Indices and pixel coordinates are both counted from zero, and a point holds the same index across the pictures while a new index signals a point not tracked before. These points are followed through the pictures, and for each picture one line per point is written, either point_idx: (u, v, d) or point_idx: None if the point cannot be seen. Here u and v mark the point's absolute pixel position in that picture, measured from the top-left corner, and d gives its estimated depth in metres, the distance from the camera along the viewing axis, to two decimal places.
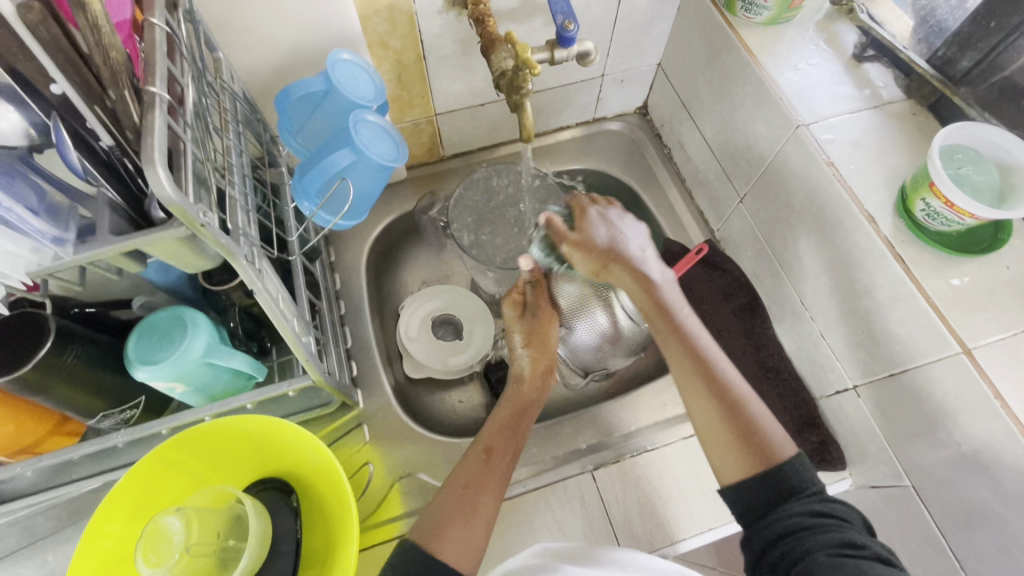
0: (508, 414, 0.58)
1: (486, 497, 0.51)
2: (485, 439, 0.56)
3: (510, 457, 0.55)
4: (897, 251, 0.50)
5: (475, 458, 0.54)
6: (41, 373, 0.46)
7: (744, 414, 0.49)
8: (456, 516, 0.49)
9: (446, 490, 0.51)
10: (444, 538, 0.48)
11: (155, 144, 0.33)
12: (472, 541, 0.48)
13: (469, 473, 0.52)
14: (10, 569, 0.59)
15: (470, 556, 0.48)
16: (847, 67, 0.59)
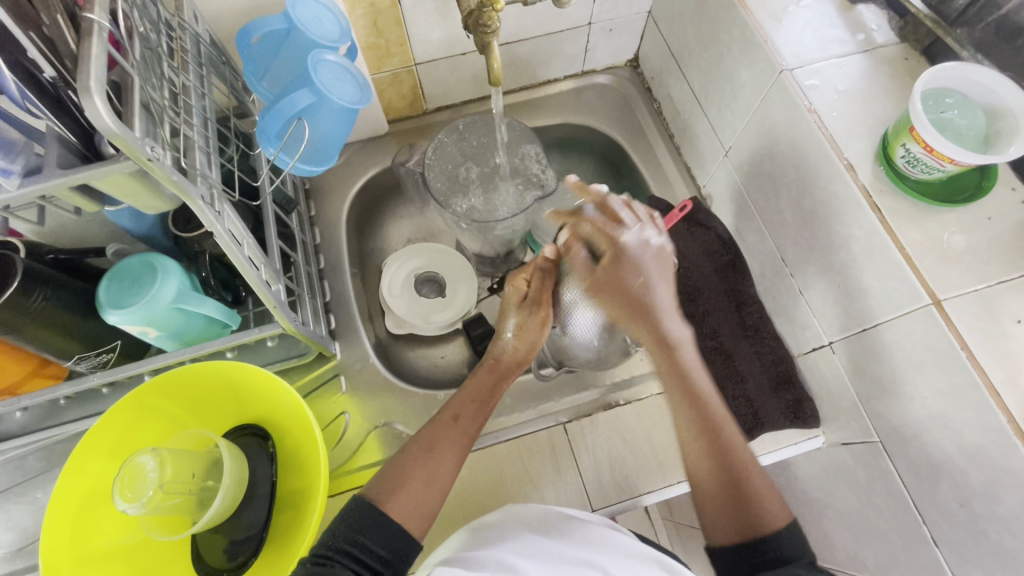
0: (483, 384, 0.59)
1: (444, 460, 0.52)
2: (453, 407, 0.56)
3: (474, 424, 0.56)
4: (875, 200, 0.48)
5: (438, 422, 0.55)
6: (10, 313, 0.46)
7: (743, 477, 0.49)
8: (413, 475, 0.51)
9: (409, 450, 0.53)
10: (398, 496, 0.49)
11: (93, 72, 0.33)
12: (425, 499, 0.50)
13: (433, 438, 0.53)
14: (1, 505, 0.62)
15: (422, 513, 0.50)
16: (839, 9, 0.56)
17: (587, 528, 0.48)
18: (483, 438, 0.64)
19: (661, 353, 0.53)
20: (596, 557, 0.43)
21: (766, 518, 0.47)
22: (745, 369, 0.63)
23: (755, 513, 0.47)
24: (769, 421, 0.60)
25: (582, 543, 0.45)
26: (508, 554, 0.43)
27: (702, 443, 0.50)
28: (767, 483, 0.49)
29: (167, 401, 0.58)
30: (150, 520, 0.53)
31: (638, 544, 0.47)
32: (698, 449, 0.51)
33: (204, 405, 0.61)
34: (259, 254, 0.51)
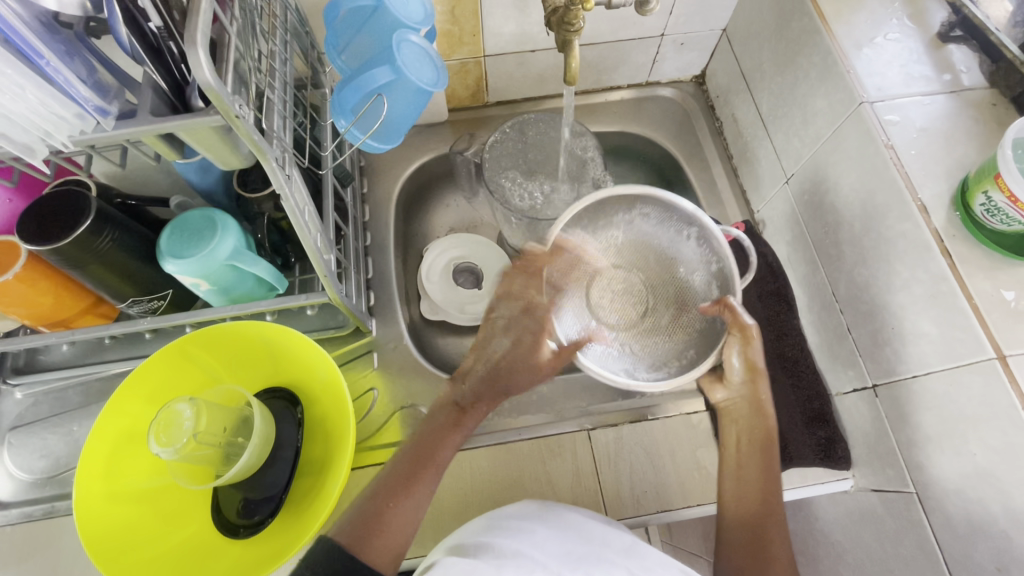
0: (443, 417, 0.52)
1: (413, 496, 0.47)
2: (415, 444, 0.50)
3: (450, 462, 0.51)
4: (945, 245, 0.47)
5: (408, 458, 0.50)
6: (78, 249, 0.48)
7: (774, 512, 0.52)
8: (390, 513, 0.46)
9: (375, 489, 0.48)
10: (376, 537, 0.44)
11: (199, 26, 0.34)
12: (401, 538, 0.45)
13: (394, 478, 0.48)
14: (38, 432, 0.64)
15: (394, 551, 0.45)
16: (928, 46, 0.55)
17: (612, 534, 0.48)
18: (506, 433, 0.64)
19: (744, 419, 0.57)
20: (618, 560, 0.44)
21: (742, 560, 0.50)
22: (778, 401, 0.62)
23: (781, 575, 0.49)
24: (798, 456, 0.59)
25: (603, 548, 0.46)
26: (527, 546, 0.43)
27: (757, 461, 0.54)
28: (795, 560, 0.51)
29: (207, 355, 0.60)
30: (179, 467, 0.54)
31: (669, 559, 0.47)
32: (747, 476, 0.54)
33: (241, 363, 0.62)
34: (317, 222, 0.52)
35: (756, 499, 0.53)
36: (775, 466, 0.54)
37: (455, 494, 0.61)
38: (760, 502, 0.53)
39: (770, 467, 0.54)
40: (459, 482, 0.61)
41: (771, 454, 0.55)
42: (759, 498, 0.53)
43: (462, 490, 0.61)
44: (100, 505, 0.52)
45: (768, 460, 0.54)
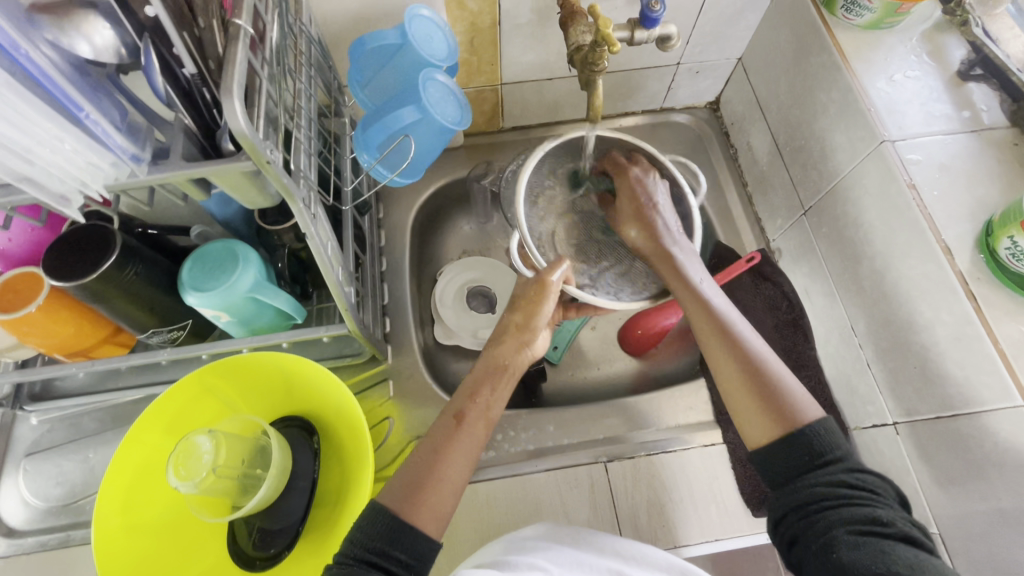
0: (479, 376, 0.53)
1: (452, 465, 0.47)
2: (454, 405, 0.51)
3: (483, 427, 0.50)
4: (970, 287, 0.47)
5: (443, 424, 0.49)
6: (103, 283, 0.48)
7: (770, 378, 0.46)
8: (437, 480, 0.46)
9: (415, 459, 0.48)
10: (420, 503, 0.45)
11: (235, 76, 0.34)
12: (446, 501, 0.46)
13: (436, 438, 0.48)
14: (53, 459, 0.64)
15: (441, 516, 0.45)
16: (948, 84, 0.55)
17: (615, 542, 0.51)
18: (522, 464, 0.64)
19: (693, 305, 0.51)
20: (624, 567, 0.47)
21: (761, 426, 0.45)
22: None
23: (789, 401, 0.44)
24: None
25: (613, 557, 0.49)
26: (544, 560, 0.45)
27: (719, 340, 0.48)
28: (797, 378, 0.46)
29: (224, 384, 0.60)
30: (198, 500, 0.54)
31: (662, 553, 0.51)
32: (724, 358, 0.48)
33: (258, 391, 0.62)
34: (338, 256, 0.52)
35: (741, 387, 0.46)
36: (723, 313, 0.50)
37: (472, 526, 0.60)
38: (740, 363, 0.47)
39: (726, 325, 0.49)
40: (475, 514, 0.61)
41: (723, 322, 0.49)
42: (740, 364, 0.47)
43: (478, 523, 0.60)
44: (119, 536, 0.52)
45: (727, 334, 0.49)
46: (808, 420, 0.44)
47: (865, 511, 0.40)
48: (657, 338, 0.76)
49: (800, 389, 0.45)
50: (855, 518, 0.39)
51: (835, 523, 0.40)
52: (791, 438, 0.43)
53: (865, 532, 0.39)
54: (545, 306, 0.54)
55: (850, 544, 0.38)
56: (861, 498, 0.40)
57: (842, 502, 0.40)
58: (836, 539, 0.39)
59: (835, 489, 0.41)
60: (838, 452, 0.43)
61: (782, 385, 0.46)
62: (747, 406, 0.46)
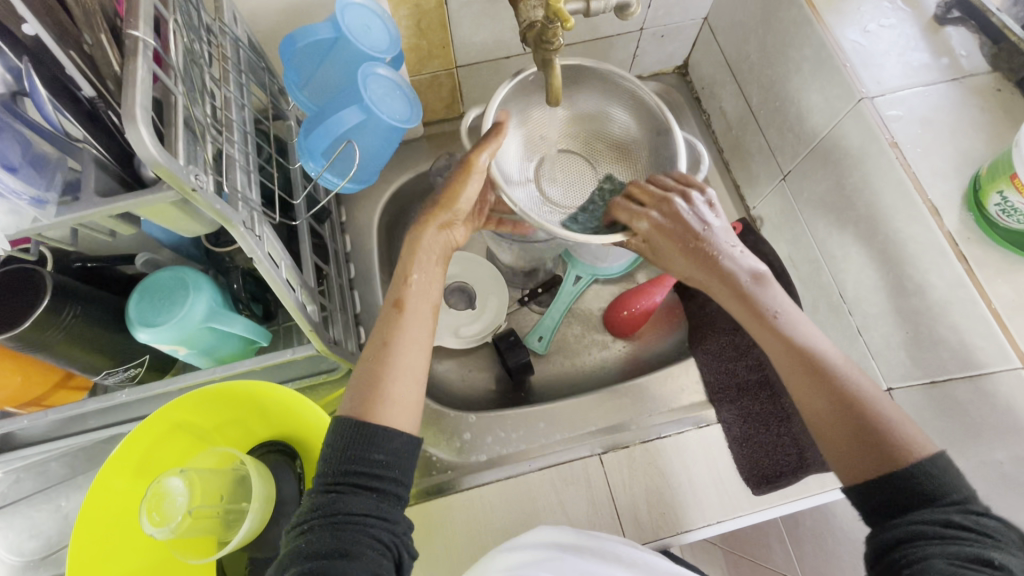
0: (414, 263, 0.49)
1: (406, 352, 0.45)
2: (393, 292, 0.48)
3: (431, 308, 0.48)
4: (961, 248, 0.45)
5: (385, 315, 0.46)
6: (39, 331, 0.44)
7: (857, 406, 0.41)
8: (393, 373, 0.44)
9: (368, 356, 0.45)
10: (382, 400, 0.42)
11: (138, 99, 0.30)
12: (411, 394, 0.44)
13: (382, 333, 0.45)
14: (23, 510, 0.61)
15: (409, 409, 0.43)
16: (924, 31, 0.53)
17: (618, 546, 0.50)
18: (516, 465, 0.62)
19: (715, 284, 0.50)
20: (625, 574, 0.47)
21: (856, 459, 0.40)
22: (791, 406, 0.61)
23: (886, 431, 0.40)
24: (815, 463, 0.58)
25: (617, 565, 0.48)
26: None
27: (815, 382, 0.43)
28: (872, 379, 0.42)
29: (193, 417, 0.56)
30: (179, 543, 0.50)
31: (664, 561, 0.51)
32: (817, 394, 0.43)
33: (232, 420, 0.59)
34: (296, 275, 0.48)
35: (842, 428, 0.41)
36: (767, 303, 0.47)
37: (471, 534, 0.59)
38: (820, 393, 0.43)
39: (804, 348, 0.45)
40: (472, 521, 0.59)
41: (786, 335, 0.46)
42: (829, 387, 0.42)
43: (476, 530, 0.59)
44: None
45: (806, 359, 0.44)
46: (919, 454, 0.38)
47: (976, 551, 0.34)
48: (642, 318, 0.74)
49: (891, 407, 0.41)
50: (959, 555, 0.34)
51: (934, 553, 0.35)
52: (887, 474, 0.38)
53: (967, 568, 0.34)
54: (469, 188, 0.51)
55: (948, 575, 0.33)
56: (973, 540, 0.35)
57: (951, 539, 0.35)
58: (931, 568, 0.34)
59: (943, 528, 0.35)
60: (958, 494, 0.37)
61: (876, 416, 0.40)
62: (841, 444, 0.41)
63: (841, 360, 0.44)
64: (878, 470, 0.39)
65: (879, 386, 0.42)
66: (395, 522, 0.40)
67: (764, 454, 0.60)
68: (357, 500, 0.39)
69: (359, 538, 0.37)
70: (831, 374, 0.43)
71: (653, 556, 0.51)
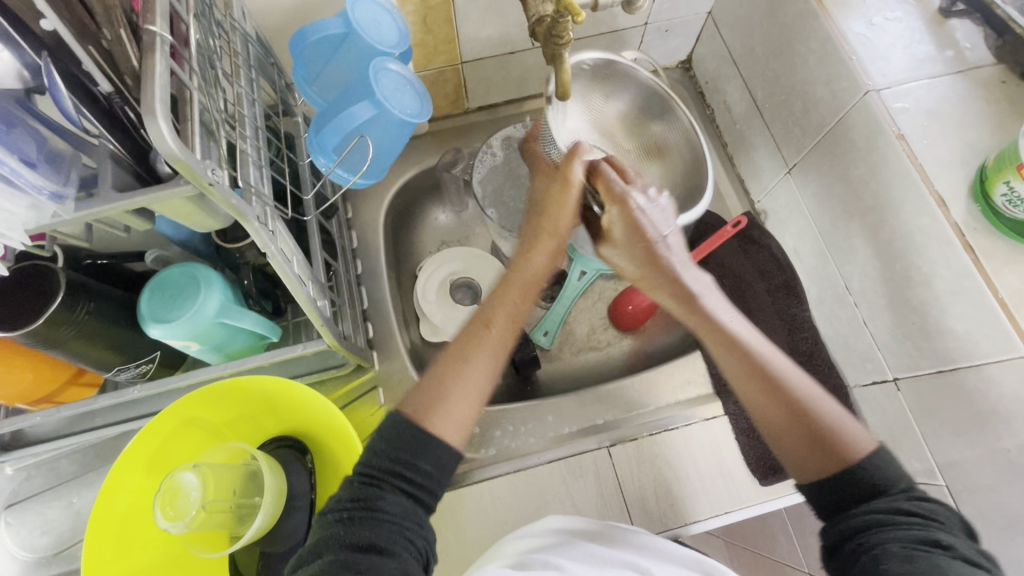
0: (516, 289, 0.51)
1: (475, 370, 0.46)
2: (486, 311, 0.50)
3: (512, 334, 0.49)
4: (968, 239, 0.45)
5: (473, 330, 0.48)
6: (53, 327, 0.45)
7: (814, 416, 0.42)
8: (455, 390, 0.44)
9: (437, 369, 0.46)
10: (441, 412, 0.43)
11: (156, 93, 0.30)
12: (467, 411, 0.44)
13: (465, 346, 0.47)
14: (34, 508, 0.61)
15: (462, 426, 0.44)
16: (929, 24, 0.53)
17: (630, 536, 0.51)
18: (524, 458, 0.63)
19: (650, 272, 0.50)
20: (638, 562, 0.46)
21: (810, 460, 0.42)
22: None
23: (839, 439, 0.41)
24: None
25: (627, 550, 0.48)
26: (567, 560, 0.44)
27: (760, 386, 0.44)
28: (838, 404, 0.43)
29: (205, 412, 0.56)
30: (192, 537, 0.51)
31: (676, 545, 0.51)
32: (760, 396, 0.44)
33: (242, 416, 0.59)
34: (307, 270, 0.48)
35: (791, 430, 0.43)
36: (717, 315, 0.47)
37: (481, 528, 0.59)
38: (773, 396, 0.44)
39: (758, 358, 0.45)
40: (482, 515, 0.60)
41: (717, 322, 0.47)
42: (776, 393, 0.43)
43: (486, 523, 0.59)
44: None
45: (752, 362, 0.45)
46: (862, 454, 0.40)
47: (923, 533, 0.36)
48: (647, 312, 0.74)
49: (851, 421, 0.42)
50: (908, 538, 0.36)
51: (886, 538, 0.36)
52: (839, 475, 0.40)
53: (916, 549, 0.35)
54: (571, 200, 0.53)
55: (900, 558, 0.35)
56: (917, 523, 0.37)
57: (898, 524, 0.37)
58: (885, 553, 0.36)
59: (891, 514, 0.37)
60: (902, 483, 0.39)
61: (822, 415, 0.42)
62: (792, 444, 0.43)
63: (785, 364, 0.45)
64: (827, 472, 0.41)
65: (839, 404, 0.43)
66: (426, 528, 0.40)
67: (771, 445, 0.60)
68: (396, 501, 0.39)
69: (394, 537, 0.37)
70: (784, 379, 0.44)
71: (647, 536, 0.51)
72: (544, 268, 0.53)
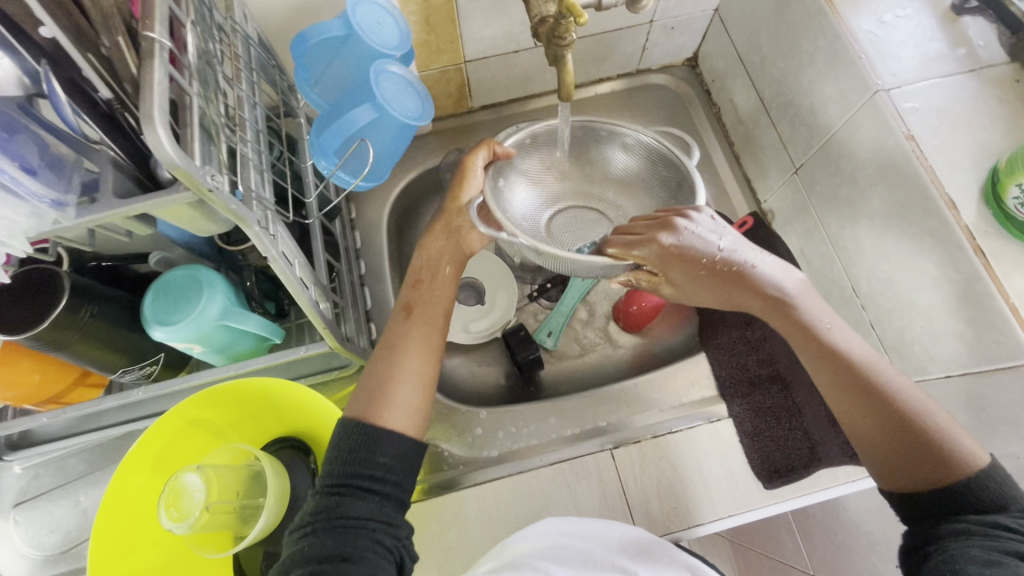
0: (422, 271, 0.52)
1: (411, 355, 0.47)
2: (404, 298, 0.51)
3: (438, 313, 0.50)
4: (978, 243, 0.44)
5: (396, 318, 0.50)
6: (57, 331, 0.45)
7: (921, 427, 0.40)
8: (397, 378, 0.46)
9: (373, 363, 0.47)
10: (389, 402, 0.44)
11: (155, 100, 0.30)
12: (415, 400, 0.46)
13: (392, 332, 0.49)
14: (42, 506, 0.62)
15: (412, 412, 0.45)
16: (941, 21, 0.52)
17: (628, 535, 0.53)
18: (527, 460, 0.63)
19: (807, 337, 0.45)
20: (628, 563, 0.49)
21: (908, 474, 0.41)
22: (801, 400, 0.62)
23: (948, 452, 0.39)
24: (827, 457, 0.58)
25: (618, 552, 0.50)
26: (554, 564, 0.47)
27: (864, 404, 0.42)
28: (945, 412, 0.41)
29: (208, 414, 0.57)
30: (197, 538, 0.51)
31: (682, 551, 0.52)
32: (867, 413, 0.42)
33: (245, 417, 0.59)
34: (309, 273, 0.48)
35: (891, 449, 0.41)
36: (837, 343, 0.44)
37: (483, 528, 0.59)
38: (870, 410, 0.42)
39: (865, 376, 0.43)
40: (484, 515, 0.60)
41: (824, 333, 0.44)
42: (879, 409, 0.42)
43: (488, 526, 0.59)
44: None
45: (855, 376, 0.43)
46: (971, 466, 0.39)
47: (1014, 547, 0.36)
48: (652, 313, 0.74)
49: (958, 433, 0.41)
50: (996, 549, 0.36)
51: (969, 543, 0.36)
52: (943, 491, 0.39)
53: (1002, 558, 0.35)
54: (473, 183, 0.53)
55: (980, 562, 0.35)
56: (1012, 539, 0.36)
57: (989, 534, 0.36)
58: (961, 555, 0.36)
59: (983, 525, 0.37)
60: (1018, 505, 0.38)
61: (925, 420, 0.41)
62: (893, 455, 0.41)
63: (897, 381, 0.43)
64: (922, 486, 0.40)
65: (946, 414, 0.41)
66: (396, 527, 0.42)
67: (774, 446, 0.60)
68: (360, 505, 0.40)
69: (363, 540, 0.39)
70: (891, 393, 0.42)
71: (680, 551, 0.52)
72: (453, 254, 0.53)
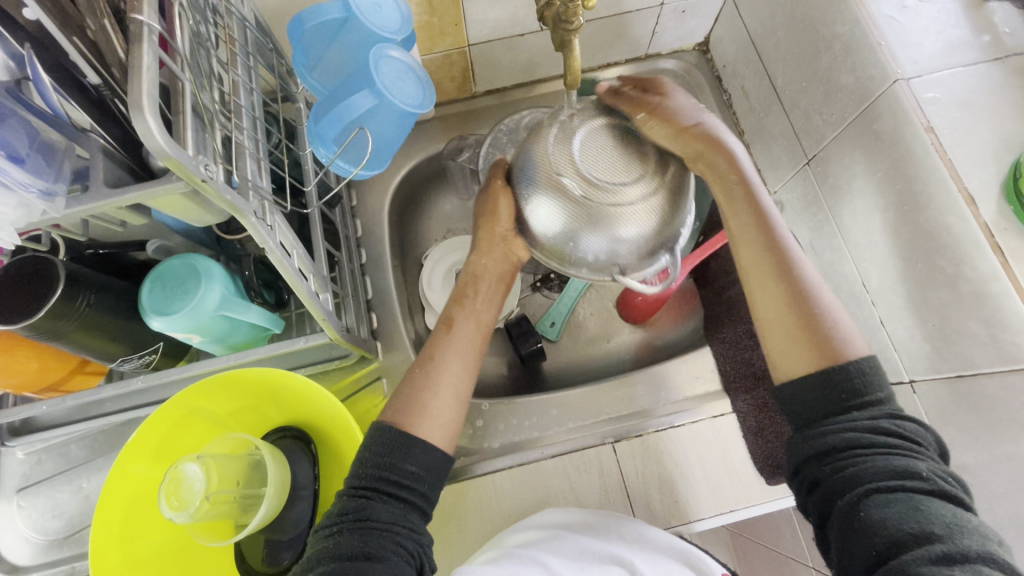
0: (459, 285, 0.56)
1: (449, 367, 0.50)
2: (445, 313, 0.54)
3: (473, 327, 0.53)
4: (998, 241, 0.43)
5: (436, 332, 0.52)
6: (53, 320, 0.44)
7: (816, 302, 0.43)
8: (431, 392, 0.48)
9: (413, 372, 0.50)
10: (423, 414, 0.46)
11: (144, 88, 0.29)
12: (448, 414, 0.47)
13: (433, 347, 0.51)
14: (46, 491, 0.62)
15: (445, 425, 0.47)
16: (965, 7, 0.50)
17: (631, 525, 0.51)
18: (527, 451, 0.62)
19: (740, 195, 0.46)
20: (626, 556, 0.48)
21: (803, 355, 0.42)
22: None
23: (838, 336, 0.42)
24: None
25: (618, 541, 0.50)
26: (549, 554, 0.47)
27: (783, 285, 0.44)
28: (837, 298, 0.44)
29: (209, 402, 0.56)
30: (199, 526, 0.51)
31: (675, 538, 0.52)
32: (773, 287, 0.44)
33: (245, 407, 0.59)
34: (308, 263, 0.47)
35: (784, 326, 0.43)
36: (780, 233, 0.46)
37: (484, 519, 0.59)
38: (788, 289, 0.44)
39: (783, 252, 0.45)
40: (484, 507, 0.60)
41: (737, 217, 0.46)
42: (782, 277, 0.44)
43: (487, 517, 0.59)
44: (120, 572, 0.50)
45: (777, 252, 0.45)
46: (856, 355, 0.41)
47: (902, 464, 0.37)
48: (657, 305, 0.73)
49: (845, 322, 0.43)
50: (889, 471, 0.37)
51: (868, 471, 0.37)
52: (827, 374, 0.41)
53: (898, 484, 0.36)
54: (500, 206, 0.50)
55: (883, 502, 0.36)
56: (899, 449, 0.38)
57: (878, 449, 0.38)
58: (865, 488, 0.37)
59: (872, 435, 0.38)
60: (879, 393, 0.40)
61: (824, 305, 0.43)
62: (787, 339, 0.43)
63: (806, 265, 0.45)
64: (815, 365, 0.42)
65: (840, 302, 0.44)
66: (419, 532, 0.42)
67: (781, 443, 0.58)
68: (386, 509, 0.41)
69: (385, 542, 0.40)
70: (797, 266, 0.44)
71: (658, 532, 0.52)
72: (501, 264, 0.55)
